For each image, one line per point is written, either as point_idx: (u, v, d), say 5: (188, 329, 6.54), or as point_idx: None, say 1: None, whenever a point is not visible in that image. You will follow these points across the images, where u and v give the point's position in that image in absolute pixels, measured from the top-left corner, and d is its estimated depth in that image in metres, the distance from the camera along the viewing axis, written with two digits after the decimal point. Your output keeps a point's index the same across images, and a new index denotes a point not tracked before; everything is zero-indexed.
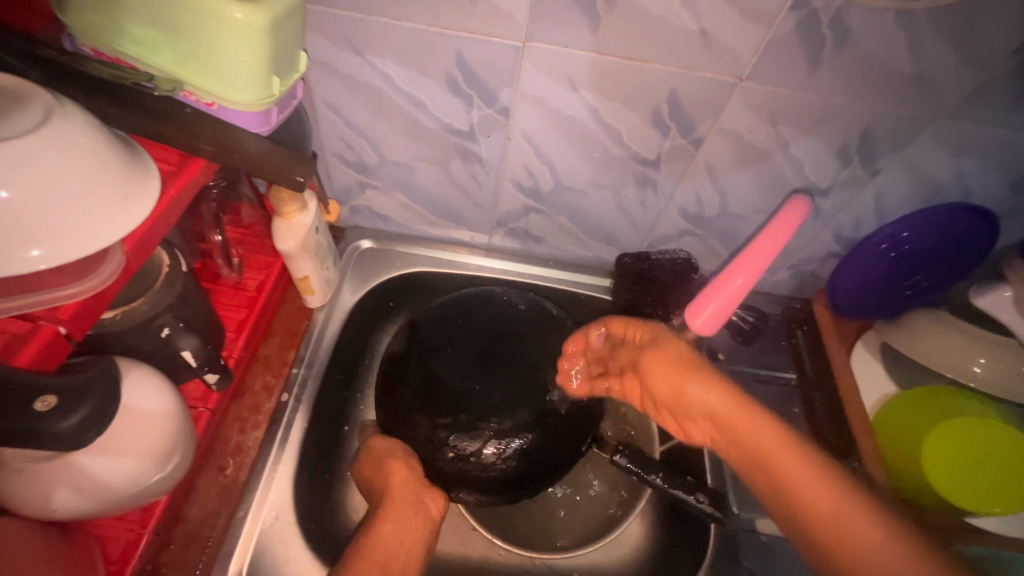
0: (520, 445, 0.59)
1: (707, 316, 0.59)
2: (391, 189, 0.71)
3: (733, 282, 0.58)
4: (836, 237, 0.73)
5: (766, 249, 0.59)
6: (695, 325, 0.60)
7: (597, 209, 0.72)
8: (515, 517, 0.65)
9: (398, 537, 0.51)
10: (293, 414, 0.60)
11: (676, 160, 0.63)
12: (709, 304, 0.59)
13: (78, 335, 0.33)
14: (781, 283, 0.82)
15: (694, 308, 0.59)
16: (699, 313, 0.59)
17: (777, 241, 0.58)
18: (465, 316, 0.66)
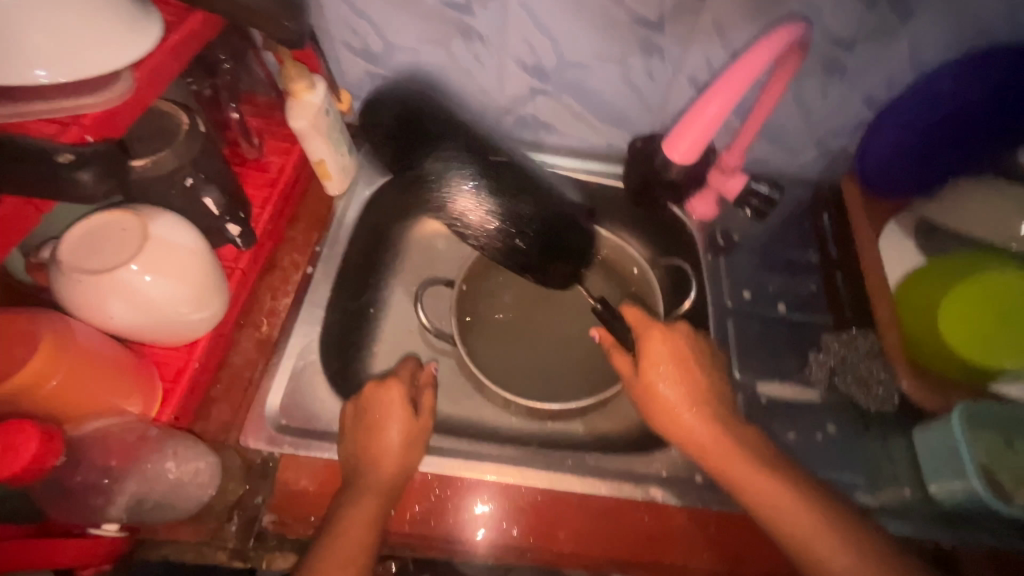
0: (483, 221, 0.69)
1: (685, 150, 0.56)
2: (398, 78, 0.73)
3: (707, 109, 0.53)
4: (867, 102, 0.68)
5: (747, 73, 0.51)
6: (673, 155, 0.56)
7: (603, 87, 0.70)
8: (525, 383, 0.71)
9: (402, 444, 0.53)
10: (317, 284, 0.67)
11: (681, 19, 0.61)
12: (679, 133, 0.55)
13: (114, 137, 0.39)
14: (808, 164, 0.78)
15: (674, 140, 0.56)
16: (671, 150, 0.56)
17: (755, 61, 0.50)
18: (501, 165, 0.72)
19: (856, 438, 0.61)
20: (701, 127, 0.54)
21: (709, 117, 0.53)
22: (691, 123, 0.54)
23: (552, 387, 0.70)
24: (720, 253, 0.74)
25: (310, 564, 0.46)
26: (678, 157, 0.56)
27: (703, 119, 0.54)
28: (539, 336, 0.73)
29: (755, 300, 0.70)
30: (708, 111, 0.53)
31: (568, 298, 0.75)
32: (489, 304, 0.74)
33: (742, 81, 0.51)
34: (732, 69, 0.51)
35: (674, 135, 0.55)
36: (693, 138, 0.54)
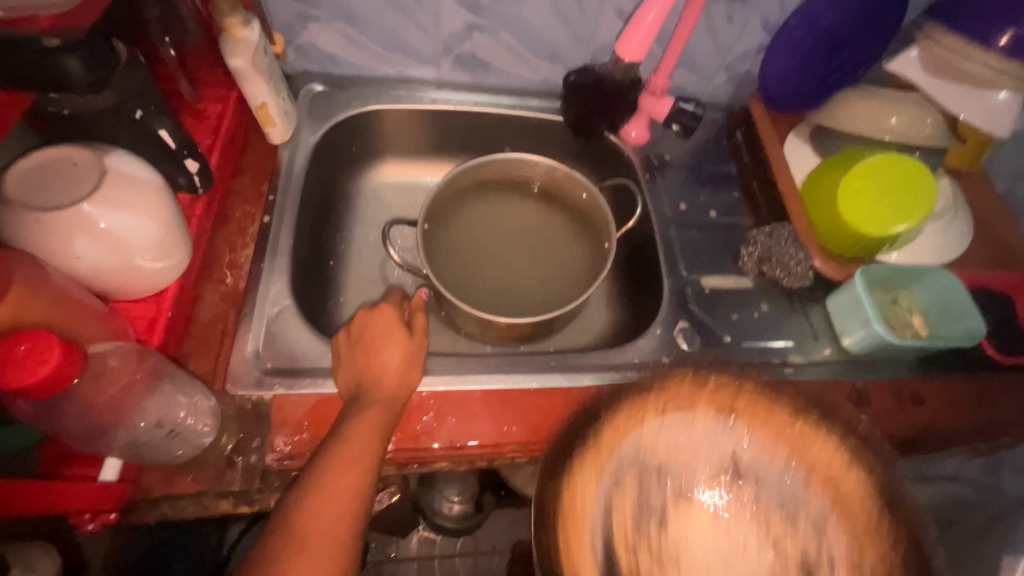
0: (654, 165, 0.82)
1: (632, 55, 0.66)
2: (332, 20, 0.71)
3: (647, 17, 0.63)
4: (764, 26, 0.78)
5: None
6: (625, 57, 0.67)
7: (537, 20, 0.73)
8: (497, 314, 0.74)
9: (402, 364, 0.54)
10: (277, 232, 0.65)
11: None
12: (627, 42, 0.65)
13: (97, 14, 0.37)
14: (719, 90, 0.88)
15: (624, 46, 0.66)
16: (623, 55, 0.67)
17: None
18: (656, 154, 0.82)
19: (782, 313, 0.71)
20: (645, 34, 0.64)
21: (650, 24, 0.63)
22: (635, 31, 0.64)
23: (519, 310, 0.75)
24: (656, 172, 0.81)
25: (314, 470, 0.46)
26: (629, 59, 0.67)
27: (644, 26, 0.64)
28: (501, 265, 0.78)
29: (690, 211, 0.79)
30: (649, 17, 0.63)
31: (524, 229, 0.81)
32: (451, 240, 0.77)
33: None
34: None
35: (623, 42, 0.66)
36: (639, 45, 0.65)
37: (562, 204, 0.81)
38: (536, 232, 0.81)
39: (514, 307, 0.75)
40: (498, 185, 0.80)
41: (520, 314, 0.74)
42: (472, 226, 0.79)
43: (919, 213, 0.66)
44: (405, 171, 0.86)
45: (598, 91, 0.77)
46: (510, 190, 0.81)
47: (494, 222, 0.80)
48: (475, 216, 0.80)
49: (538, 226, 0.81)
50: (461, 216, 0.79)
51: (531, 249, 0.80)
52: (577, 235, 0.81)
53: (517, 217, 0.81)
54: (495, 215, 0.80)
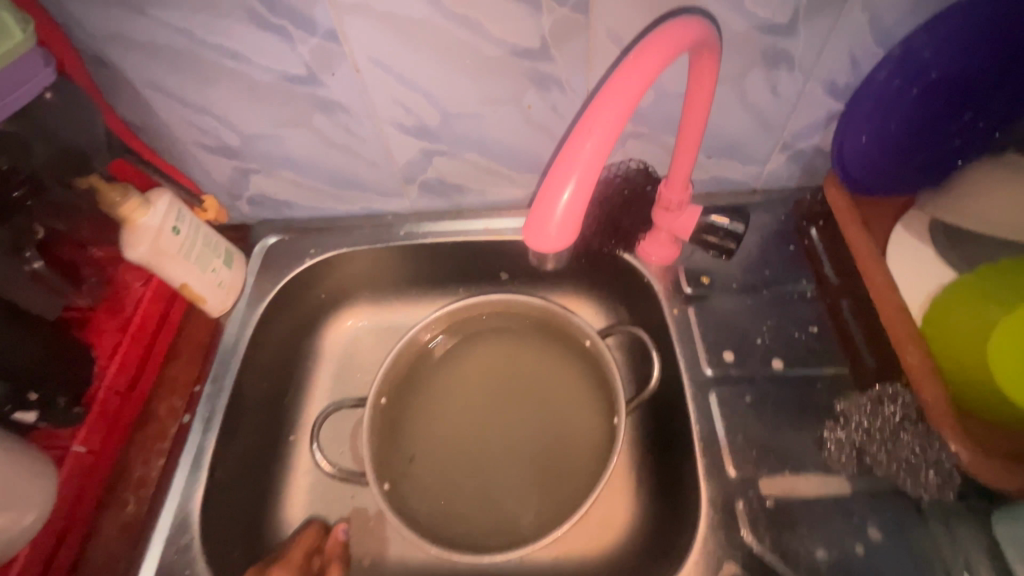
0: (688, 292, 0.59)
1: (560, 228, 0.34)
2: (271, 169, 0.62)
3: (587, 139, 0.33)
4: (829, 89, 0.52)
5: (648, 70, 0.33)
6: (545, 244, 0.34)
7: (503, 133, 0.58)
8: (469, 535, 0.54)
9: None
10: (198, 436, 0.54)
11: (568, 39, 0.49)
12: (553, 191, 0.33)
13: None
14: (779, 175, 0.62)
15: (540, 218, 0.34)
16: (544, 236, 0.34)
17: (659, 52, 0.34)
18: (689, 276, 0.60)
19: (912, 540, 0.44)
20: (584, 174, 0.33)
21: (590, 155, 0.33)
22: (560, 178, 0.33)
23: (505, 524, 0.55)
24: (692, 302, 0.59)
25: None
26: (554, 243, 0.34)
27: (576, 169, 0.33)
28: (488, 443, 0.59)
29: (743, 362, 0.54)
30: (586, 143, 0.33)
31: (518, 386, 0.61)
32: (424, 411, 0.60)
33: (632, 97, 0.33)
34: (611, 75, 0.33)
35: (538, 206, 0.34)
36: (579, 193, 0.33)
37: (554, 352, 0.62)
38: (534, 388, 0.61)
39: (493, 517, 0.55)
40: (483, 328, 0.64)
41: (500, 532, 0.54)
42: (436, 394, 0.61)
43: None
44: (380, 314, 0.73)
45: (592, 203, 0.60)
46: (488, 341, 0.63)
47: (480, 379, 0.62)
48: (457, 373, 0.62)
49: (536, 380, 0.62)
50: (439, 375, 0.62)
51: (517, 419, 0.60)
52: (587, 392, 0.60)
53: (509, 369, 0.62)
54: (483, 369, 0.62)
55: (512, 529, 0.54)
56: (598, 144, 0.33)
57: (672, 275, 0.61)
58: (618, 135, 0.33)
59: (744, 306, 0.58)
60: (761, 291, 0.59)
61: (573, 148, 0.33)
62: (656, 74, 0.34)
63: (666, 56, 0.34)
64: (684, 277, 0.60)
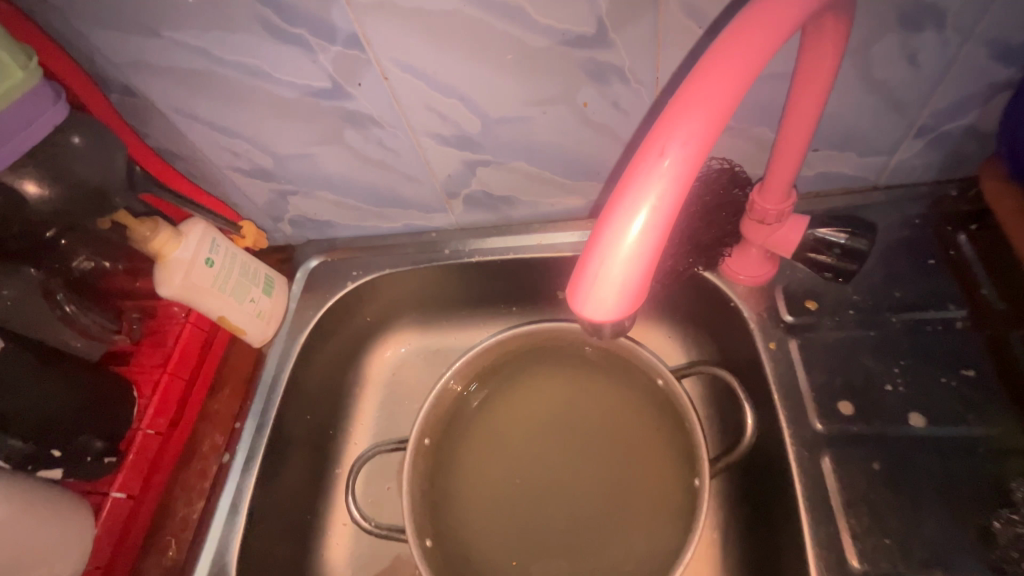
0: (789, 321, 0.48)
1: (619, 289, 0.25)
2: (308, 189, 0.58)
3: (660, 166, 0.24)
4: (995, 53, 0.39)
5: (747, 63, 0.24)
6: (600, 311, 0.26)
7: (555, 137, 0.49)
8: None
9: None
10: (238, 477, 0.52)
11: (632, 19, 0.39)
12: (609, 240, 0.25)
13: None
14: (913, 166, 0.48)
15: (593, 274, 0.25)
16: (596, 299, 0.26)
17: (768, 34, 0.24)
18: (790, 300, 0.49)
19: None
20: (657, 208, 0.24)
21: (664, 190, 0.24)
22: (619, 221, 0.25)
23: None
24: (795, 334, 0.47)
25: None
26: (614, 308, 0.26)
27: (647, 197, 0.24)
28: (542, 497, 0.51)
29: (866, 414, 0.42)
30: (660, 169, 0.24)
31: (578, 430, 0.53)
32: (474, 456, 0.54)
33: (723, 103, 0.24)
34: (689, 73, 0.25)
35: (591, 258, 0.25)
36: (647, 243, 0.25)
37: (608, 394, 0.54)
38: (597, 433, 0.53)
39: None
40: (538, 360, 0.56)
41: None
42: (475, 440, 0.54)
43: None
44: (427, 337, 0.68)
45: None
46: (530, 379, 0.56)
47: (536, 420, 0.55)
48: (510, 412, 0.55)
49: (599, 424, 0.53)
50: (490, 415, 0.55)
51: (568, 474, 0.52)
52: (661, 441, 0.51)
53: (569, 409, 0.54)
54: (539, 408, 0.55)
55: None
56: (675, 173, 0.24)
57: (767, 299, 0.49)
58: (704, 158, 0.24)
59: (865, 338, 0.46)
60: (889, 321, 0.46)
61: (638, 180, 0.24)
62: (761, 68, 0.24)
63: (778, 41, 0.24)
64: (783, 301, 0.49)
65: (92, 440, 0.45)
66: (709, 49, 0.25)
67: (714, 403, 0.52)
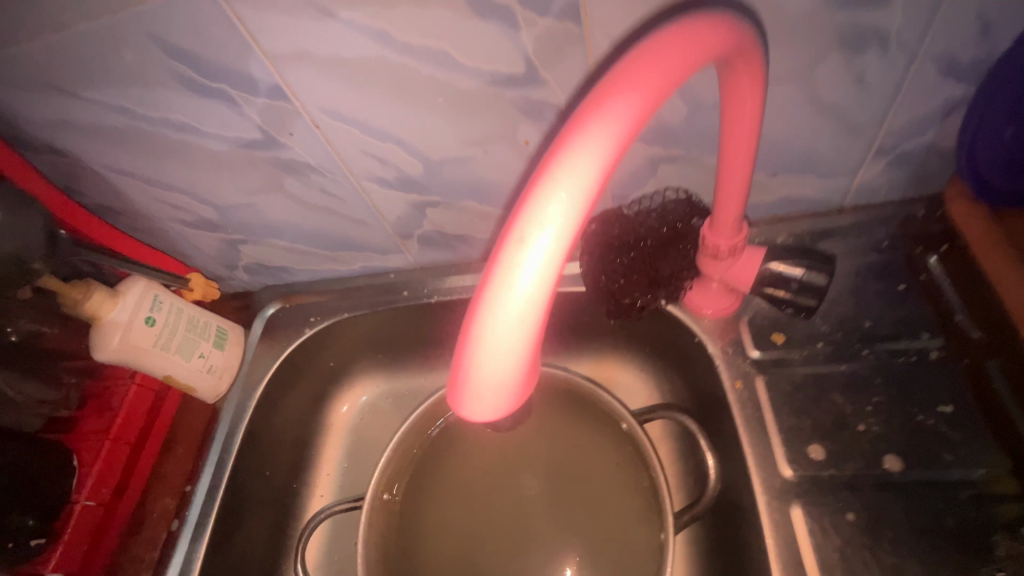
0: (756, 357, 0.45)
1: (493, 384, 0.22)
2: (258, 238, 0.56)
3: (523, 241, 0.21)
4: (947, 71, 0.37)
5: (618, 123, 0.21)
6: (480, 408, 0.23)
7: (501, 175, 0.48)
8: None
9: None
10: (187, 546, 0.49)
11: (563, 56, 0.37)
12: (479, 329, 0.22)
13: None
14: (876, 186, 0.46)
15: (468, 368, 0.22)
16: (472, 394, 0.23)
17: (641, 89, 0.21)
18: (756, 334, 0.46)
19: None
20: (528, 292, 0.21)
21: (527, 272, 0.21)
22: (485, 308, 0.21)
23: None
24: (763, 370, 0.45)
25: None
26: (493, 405, 0.23)
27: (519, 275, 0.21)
28: (503, 560, 0.48)
29: (839, 458, 0.40)
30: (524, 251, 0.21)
31: (542, 483, 0.50)
32: (438, 507, 0.50)
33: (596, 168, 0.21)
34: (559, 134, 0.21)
35: (463, 352, 0.22)
36: (520, 333, 0.21)
37: (570, 443, 0.51)
38: (561, 482, 0.50)
39: None
40: None
41: None
42: (430, 500, 0.51)
43: None
44: (393, 379, 0.66)
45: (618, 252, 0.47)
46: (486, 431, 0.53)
47: (504, 466, 0.51)
48: (472, 460, 0.52)
49: (563, 471, 0.50)
50: (455, 462, 0.52)
51: (530, 534, 0.49)
52: (635, 487, 0.48)
53: (539, 454, 0.51)
54: (507, 453, 0.52)
55: None
56: (542, 251, 0.21)
57: (732, 333, 0.47)
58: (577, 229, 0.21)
59: (835, 373, 0.43)
60: (859, 353, 0.43)
61: (501, 260, 0.21)
62: (643, 125, 0.21)
63: (659, 93, 0.21)
64: (749, 336, 0.46)
65: (24, 518, 0.42)
66: (583, 100, 0.21)
67: (684, 447, 0.49)
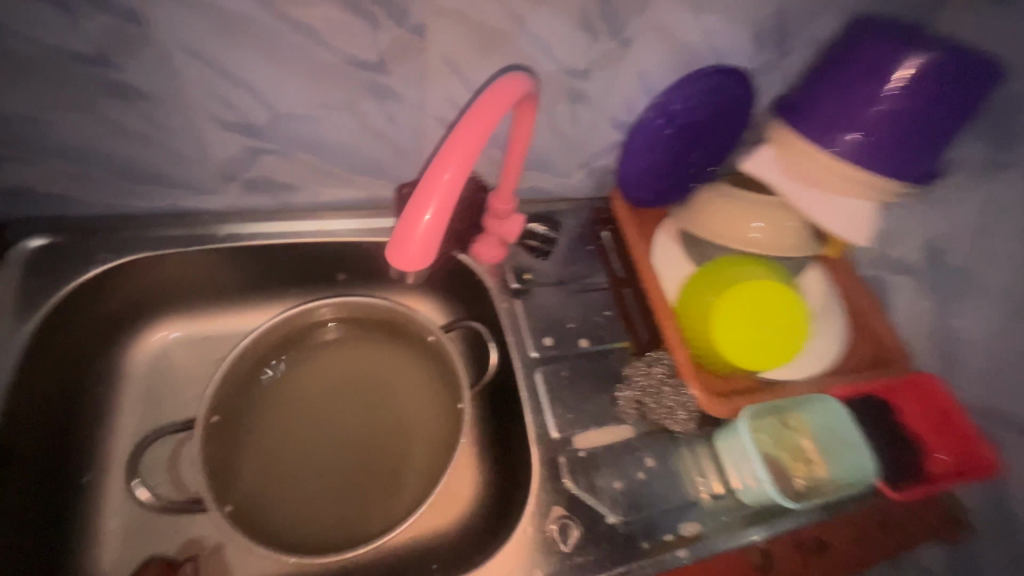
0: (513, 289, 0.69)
1: (418, 249, 0.38)
2: (37, 158, 0.51)
3: (444, 174, 0.38)
4: (613, 124, 0.67)
5: (489, 118, 0.39)
6: (405, 263, 0.38)
7: (339, 137, 0.58)
8: (322, 535, 0.56)
9: None
10: None
11: (406, 58, 0.52)
12: (412, 216, 0.38)
13: None
14: (579, 186, 0.76)
15: (400, 241, 0.38)
16: (403, 256, 0.38)
17: (499, 103, 0.40)
18: (515, 273, 0.70)
19: (669, 453, 0.61)
20: (443, 198, 0.38)
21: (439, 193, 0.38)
22: (418, 208, 0.38)
23: (355, 522, 0.57)
24: (518, 296, 0.69)
25: None
26: (415, 263, 0.39)
27: (440, 184, 0.38)
28: (331, 448, 0.60)
29: (558, 343, 0.67)
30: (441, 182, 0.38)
31: (360, 387, 0.63)
32: (278, 421, 0.60)
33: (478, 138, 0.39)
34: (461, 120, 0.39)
35: (400, 231, 0.38)
36: (436, 220, 0.38)
37: (385, 357, 0.65)
38: (376, 385, 0.64)
39: (343, 515, 0.57)
40: (317, 333, 0.64)
41: (355, 533, 0.56)
42: (259, 417, 0.59)
43: (784, 353, 0.62)
44: (199, 323, 0.67)
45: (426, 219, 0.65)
46: (311, 354, 0.63)
47: (337, 381, 0.63)
48: (297, 379, 0.62)
49: (377, 378, 0.64)
50: (294, 384, 0.62)
51: (352, 425, 0.61)
52: (431, 381, 0.64)
53: (355, 366, 0.64)
54: (334, 369, 0.63)
55: (363, 527, 0.56)
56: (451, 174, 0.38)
57: (500, 272, 0.70)
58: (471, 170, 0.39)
59: (557, 296, 0.70)
60: (569, 285, 0.71)
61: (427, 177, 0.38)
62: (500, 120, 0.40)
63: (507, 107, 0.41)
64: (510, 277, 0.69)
65: None
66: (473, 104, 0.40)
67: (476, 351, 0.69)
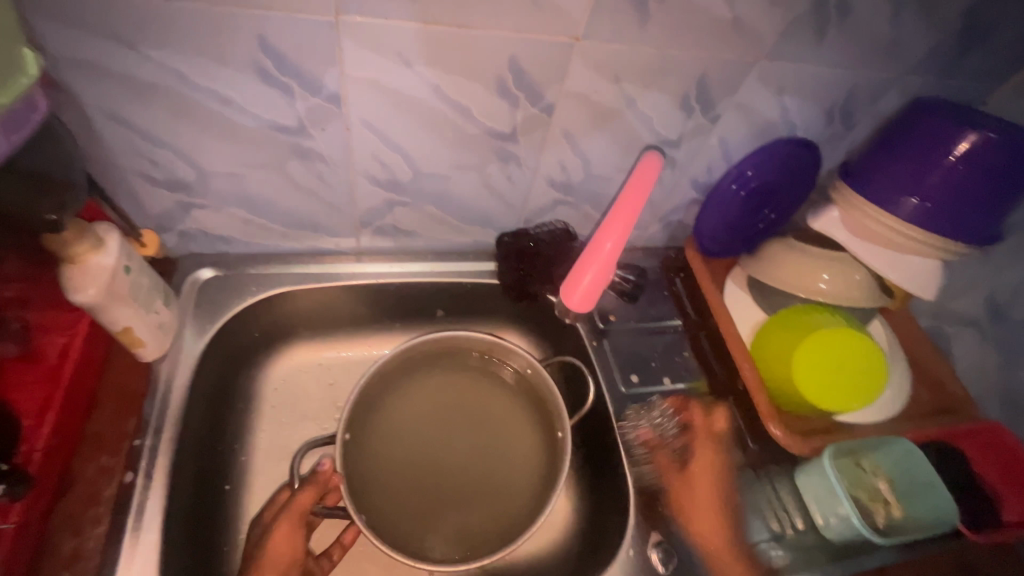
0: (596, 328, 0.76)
1: (583, 295, 0.69)
2: (223, 206, 0.61)
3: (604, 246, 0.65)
4: (693, 184, 0.76)
5: (637, 200, 0.62)
6: (572, 302, 0.70)
7: (463, 192, 0.67)
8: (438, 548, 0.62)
9: None
10: (143, 494, 0.53)
11: (533, 130, 0.61)
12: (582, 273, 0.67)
13: None
14: (654, 236, 0.84)
15: (570, 287, 0.69)
16: (574, 297, 0.69)
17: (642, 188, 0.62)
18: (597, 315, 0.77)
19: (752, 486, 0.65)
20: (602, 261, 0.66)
21: (602, 255, 0.66)
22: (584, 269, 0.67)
23: (465, 537, 0.63)
24: (600, 336, 0.76)
25: None
26: (579, 301, 0.69)
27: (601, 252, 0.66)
28: (438, 467, 0.67)
29: (642, 380, 0.73)
30: (604, 248, 0.66)
31: (461, 413, 0.70)
32: (395, 443, 0.67)
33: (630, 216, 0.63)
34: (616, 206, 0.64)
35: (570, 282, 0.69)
36: (597, 273, 0.67)
37: (487, 388, 0.72)
38: (474, 412, 0.71)
39: (455, 530, 0.63)
40: (423, 363, 0.71)
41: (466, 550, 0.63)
42: (375, 436, 0.66)
43: (860, 396, 0.65)
44: (321, 351, 0.75)
45: (529, 264, 0.74)
46: (417, 382, 0.71)
47: (441, 406, 0.70)
48: (406, 404, 0.69)
49: (475, 405, 0.71)
50: (404, 408, 0.69)
51: (457, 447, 0.68)
52: (525, 411, 0.71)
53: (455, 394, 0.71)
54: (437, 396, 0.71)
55: (474, 543, 0.63)
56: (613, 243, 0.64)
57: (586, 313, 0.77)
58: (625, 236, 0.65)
59: (636, 337, 0.77)
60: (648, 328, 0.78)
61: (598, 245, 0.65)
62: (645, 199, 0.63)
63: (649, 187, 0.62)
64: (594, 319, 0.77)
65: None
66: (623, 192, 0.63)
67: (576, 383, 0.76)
